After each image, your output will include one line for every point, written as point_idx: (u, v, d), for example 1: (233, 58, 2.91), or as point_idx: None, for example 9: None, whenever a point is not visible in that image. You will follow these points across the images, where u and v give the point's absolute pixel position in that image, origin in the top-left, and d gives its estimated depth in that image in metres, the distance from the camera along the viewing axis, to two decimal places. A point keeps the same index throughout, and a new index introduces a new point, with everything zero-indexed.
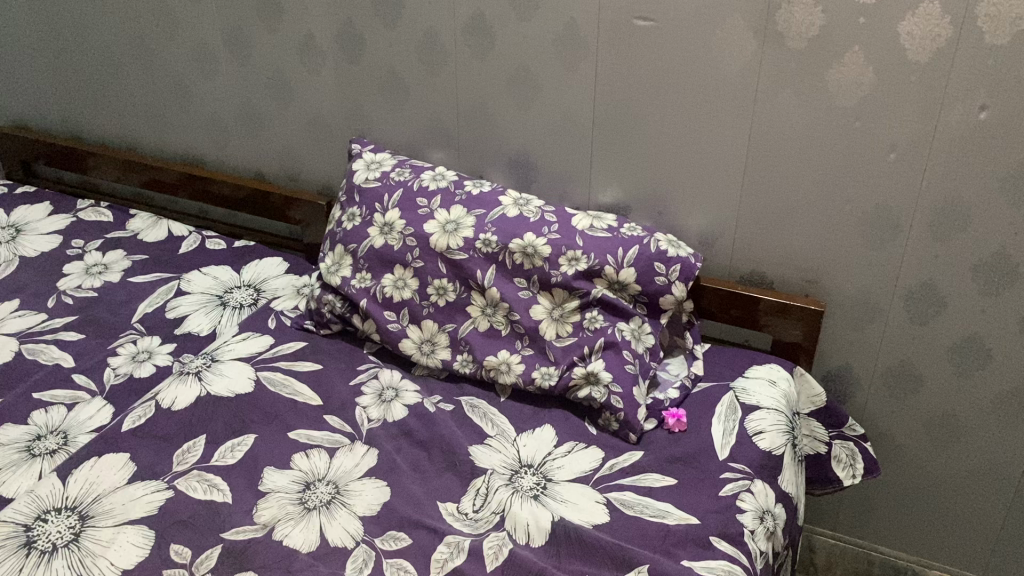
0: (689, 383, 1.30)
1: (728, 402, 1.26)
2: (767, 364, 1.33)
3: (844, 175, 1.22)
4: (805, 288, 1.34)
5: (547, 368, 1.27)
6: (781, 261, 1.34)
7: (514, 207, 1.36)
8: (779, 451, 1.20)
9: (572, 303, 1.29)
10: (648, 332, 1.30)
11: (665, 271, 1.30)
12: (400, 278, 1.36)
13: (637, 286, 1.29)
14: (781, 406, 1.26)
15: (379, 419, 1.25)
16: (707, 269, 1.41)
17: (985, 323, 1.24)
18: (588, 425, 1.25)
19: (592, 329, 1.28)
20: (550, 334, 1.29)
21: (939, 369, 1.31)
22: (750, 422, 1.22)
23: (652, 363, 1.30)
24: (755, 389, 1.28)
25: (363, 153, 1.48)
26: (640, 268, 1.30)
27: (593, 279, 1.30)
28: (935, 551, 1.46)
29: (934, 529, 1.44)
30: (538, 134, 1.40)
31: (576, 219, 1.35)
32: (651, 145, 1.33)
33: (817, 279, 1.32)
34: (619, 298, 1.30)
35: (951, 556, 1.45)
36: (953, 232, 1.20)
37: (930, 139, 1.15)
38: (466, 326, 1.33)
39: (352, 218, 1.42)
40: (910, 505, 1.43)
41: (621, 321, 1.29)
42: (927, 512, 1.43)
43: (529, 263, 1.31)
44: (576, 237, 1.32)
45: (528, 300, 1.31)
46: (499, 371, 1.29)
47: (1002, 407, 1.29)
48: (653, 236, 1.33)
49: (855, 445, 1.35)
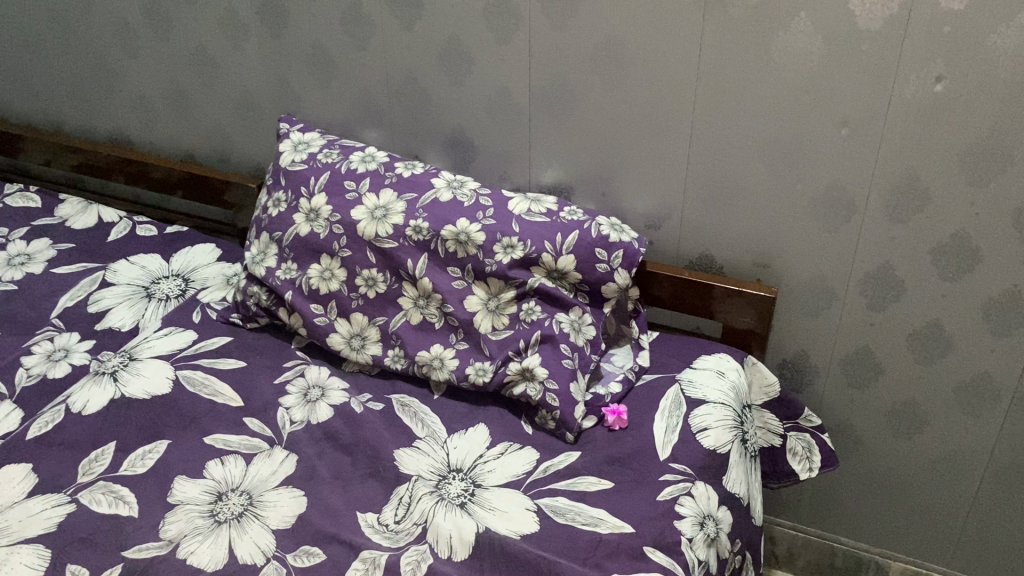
0: (634, 375, 1.22)
1: (673, 396, 1.19)
2: (716, 353, 1.25)
3: (795, 153, 1.14)
4: (756, 273, 1.26)
5: (482, 363, 1.20)
6: (732, 244, 1.25)
7: (447, 191, 1.28)
8: (725, 449, 1.13)
9: (508, 293, 1.21)
10: (589, 322, 1.22)
11: (606, 257, 1.22)
12: (326, 268, 1.28)
13: (577, 275, 1.21)
14: (729, 399, 1.19)
15: (302, 421, 1.18)
16: (655, 253, 1.33)
17: (946, 309, 1.17)
18: (524, 424, 1.17)
19: (528, 321, 1.20)
20: (485, 327, 1.21)
21: (899, 357, 1.23)
22: (695, 418, 1.15)
23: (594, 356, 1.21)
24: (702, 381, 1.20)
25: (290, 132, 1.39)
26: (580, 254, 1.21)
27: (530, 268, 1.22)
28: (898, 543, 1.39)
29: (896, 522, 1.37)
30: (473, 111, 1.31)
31: (512, 202, 1.26)
32: (592, 123, 1.24)
33: (770, 263, 1.24)
34: (558, 287, 1.22)
35: (915, 547, 1.38)
36: (911, 212, 1.12)
37: (884, 114, 1.07)
38: (397, 319, 1.25)
39: (278, 204, 1.34)
40: (871, 496, 1.37)
41: (561, 311, 1.21)
42: (890, 503, 1.36)
43: (462, 251, 1.23)
44: (513, 223, 1.23)
45: (463, 290, 1.23)
46: (432, 368, 1.22)
47: (965, 398, 1.22)
48: (595, 219, 1.25)
49: (812, 437, 1.28)
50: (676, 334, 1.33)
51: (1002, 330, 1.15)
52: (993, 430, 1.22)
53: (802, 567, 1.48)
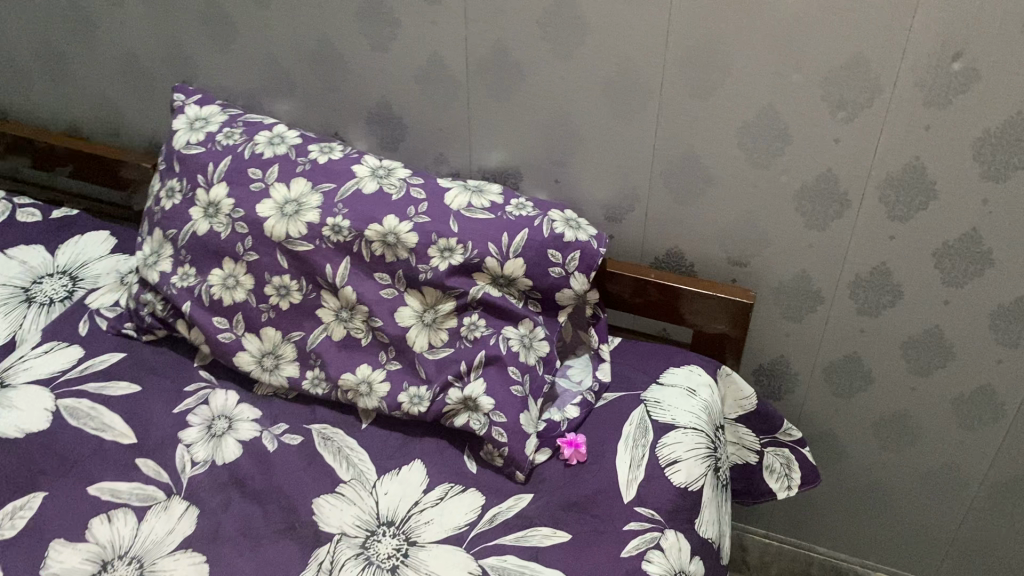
0: (593, 397, 1.06)
1: (637, 421, 1.03)
2: (685, 366, 1.10)
3: (780, 138, 0.96)
4: (731, 272, 1.09)
5: (417, 389, 1.03)
6: (703, 240, 1.08)
7: (371, 180, 1.08)
8: (697, 486, 0.98)
9: (446, 305, 1.04)
10: (541, 337, 1.05)
11: (561, 260, 1.05)
12: (230, 275, 1.08)
13: (527, 281, 1.04)
14: (702, 423, 1.04)
15: (205, 462, 1.01)
16: (614, 247, 1.15)
17: (948, 316, 1.02)
18: (466, 460, 1.01)
19: (471, 338, 1.02)
20: (420, 345, 1.04)
21: (891, 367, 1.08)
22: (663, 448, 1.00)
23: (547, 376, 1.05)
24: (670, 401, 1.05)
25: (185, 106, 1.18)
26: (530, 257, 1.04)
27: (472, 275, 1.04)
28: (880, 554, 1.27)
29: (879, 534, 1.25)
30: (400, 83, 1.10)
31: (449, 194, 1.07)
32: (540, 99, 1.04)
33: (747, 261, 1.07)
34: (505, 296, 1.05)
35: (898, 559, 1.26)
36: (914, 210, 0.96)
37: (888, 95, 0.89)
38: (316, 335, 1.07)
39: (171, 195, 1.13)
40: (853, 507, 1.24)
41: (508, 325, 1.04)
42: (874, 515, 1.23)
43: (391, 255, 1.04)
44: (450, 220, 1.04)
45: (392, 301, 1.05)
46: (358, 394, 1.05)
47: (963, 410, 1.08)
48: (547, 214, 1.07)
49: (792, 452, 1.14)
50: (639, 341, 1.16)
51: (1010, 340, 1.00)
52: (992, 444, 1.09)
53: None
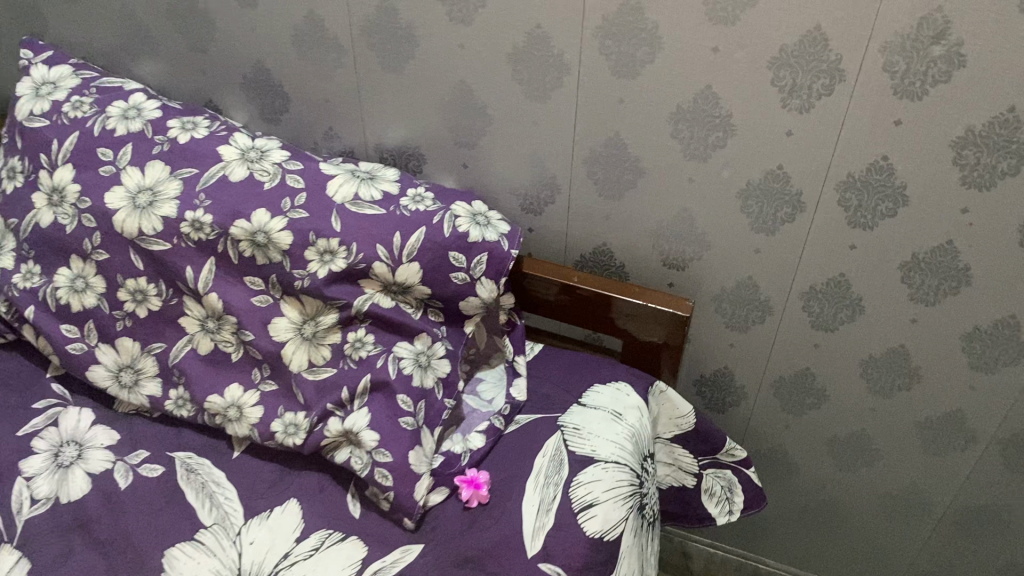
0: (502, 423, 0.91)
1: (551, 453, 0.89)
2: (613, 383, 0.95)
3: (722, 127, 0.78)
4: (667, 276, 0.93)
5: (294, 416, 0.88)
6: (634, 239, 0.91)
7: (241, 165, 0.91)
8: (615, 534, 0.84)
9: (328, 317, 0.88)
10: (441, 355, 0.90)
11: (465, 265, 0.88)
12: (78, 276, 0.92)
13: (424, 289, 0.88)
14: (626, 454, 0.89)
15: (47, 500, 0.86)
16: (533, 241, 0.99)
17: (915, 336, 0.86)
18: (350, 503, 0.87)
19: (355, 359, 0.87)
20: (297, 364, 0.88)
21: (849, 386, 0.93)
22: (577, 488, 0.86)
23: (447, 401, 0.90)
24: (591, 428, 0.90)
25: (31, 66, 0.99)
26: (426, 261, 0.87)
27: (359, 282, 0.88)
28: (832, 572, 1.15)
29: (832, 552, 1.12)
30: (274, 45, 0.92)
31: (333, 183, 0.90)
32: (437, 70, 0.86)
33: (685, 265, 0.91)
34: (398, 306, 0.89)
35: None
36: (879, 216, 0.79)
37: (851, 81, 0.71)
38: (179, 348, 0.91)
39: (12, 176, 0.96)
40: (805, 524, 1.11)
41: (401, 341, 0.89)
42: (827, 534, 1.10)
43: (261, 258, 0.88)
44: (332, 216, 0.87)
45: (265, 310, 0.89)
46: (227, 419, 0.90)
47: (928, 435, 0.94)
48: (449, 208, 0.90)
49: (734, 473, 1.00)
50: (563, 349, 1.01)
51: (986, 365, 0.85)
52: (959, 474, 0.95)
53: None
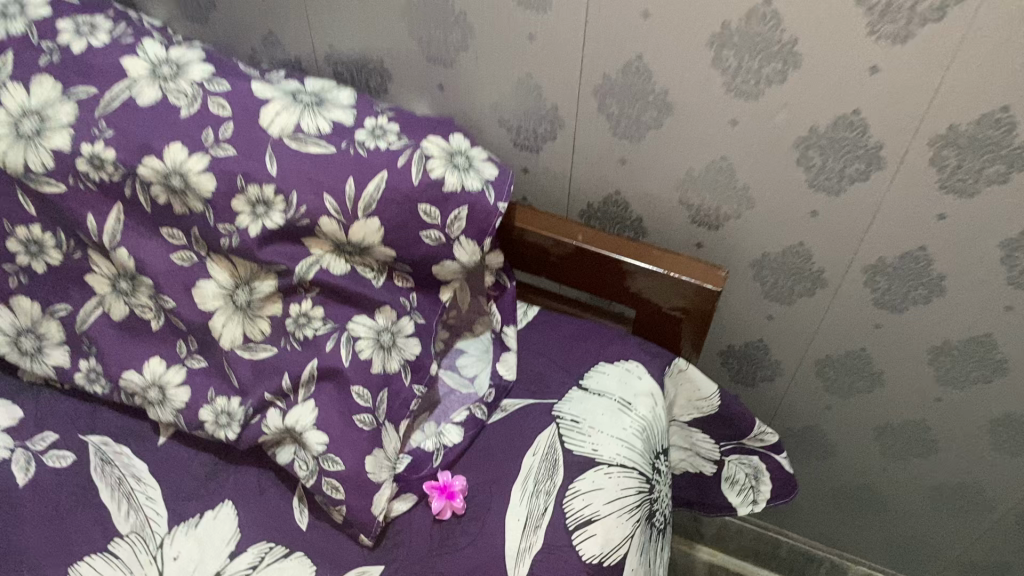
0: (485, 413, 0.75)
1: (544, 452, 0.73)
2: (621, 362, 0.78)
3: (781, 56, 0.57)
4: (694, 235, 0.74)
5: (227, 402, 0.71)
6: (655, 189, 0.72)
7: (151, 84, 0.70)
8: (617, 556, 0.69)
9: (266, 283, 0.70)
10: (411, 333, 0.73)
11: (439, 222, 0.69)
12: None
13: (387, 252, 0.70)
14: (635, 455, 0.73)
15: None
16: (530, 183, 0.79)
17: (1007, 325, 0.68)
18: (297, 512, 0.72)
19: (300, 338, 0.70)
20: (229, 340, 0.70)
21: (911, 372, 0.76)
22: (573, 499, 0.70)
23: (417, 387, 0.74)
24: (593, 422, 0.73)
25: None
26: (389, 217, 0.68)
27: (303, 241, 0.69)
28: (863, 550, 1.03)
29: (865, 532, 1.00)
30: None
31: (268, 111, 0.69)
32: None
33: (719, 224, 0.72)
34: (355, 271, 0.71)
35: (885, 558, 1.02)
36: (984, 182, 0.59)
37: (973, 4, 0.50)
38: (88, 311, 0.74)
39: None
40: (837, 505, 0.97)
41: (359, 315, 0.71)
42: (862, 516, 0.97)
43: (179, 206, 0.69)
44: (266, 156, 0.67)
45: (188, 272, 0.71)
46: (148, 402, 0.74)
47: (1002, 433, 0.77)
48: (419, 146, 0.70)
49: (762, 460, 0.84)
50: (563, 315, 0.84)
51: None
52: None
53: (734, 553, 1.13)
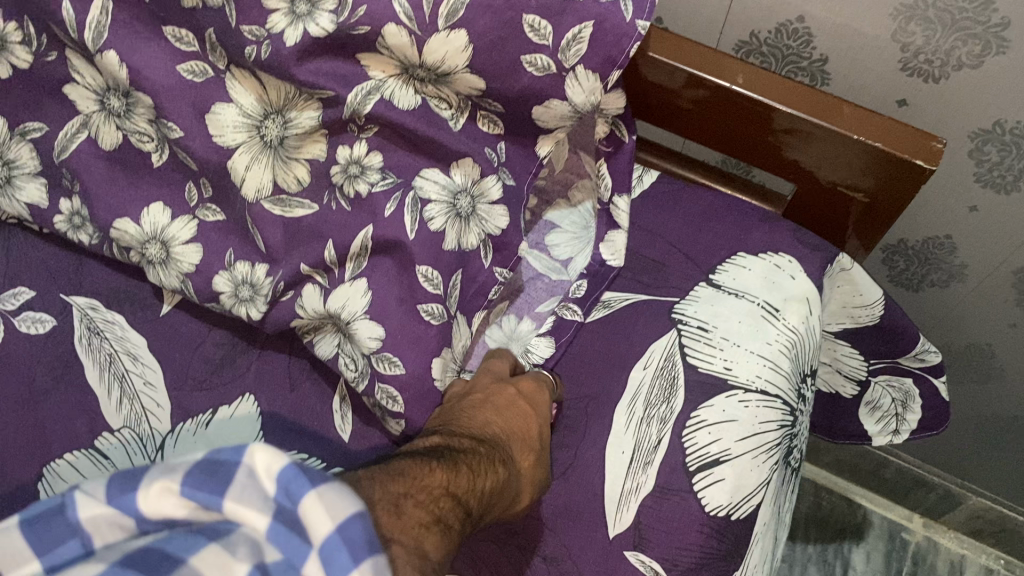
0: (580, 314, 0.58)
1: (657, 367, 0.55)
2: (769, 255, 0.60)
3: None
4: (899, 90, 0.55)
5: (248, 270, 0.53)
6: (856, 21, 0.52)
7: None
8: (749, 508, 0.52)
9: (307, 113, 0.51)
10: (496, 201, 0.55)
11: (551, 43, 0.49)
12: None
13: (475, 82, 0.51)
14: (780, 379, 0.55)
15: None
16: (675, 6, 0.60)
17: None
18: (338, 419, 0.56)
19: (351, 195, 0.52)
20: (250, 190, 0.52)
21: None
22: (696, 433, 0.53)
23: (499, 273, 0.56)
24: (730, 332, 0.56)
25: None
26: (482, 29, 0.48)
27: (359, 58, 0.50)
28: (992, 459, 0.94)
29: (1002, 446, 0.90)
30: None
31: None
32: None
33: (941, 76, 0.52)
34: (429, 106, 0.52)
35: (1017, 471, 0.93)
36: None
37: None
38: (70, 134, 0.56)
39: None
40: (977, 417, 0.87)
41: (427, 167, 0.53)
42: (1007, 430, 0.87)
43: None
44: None
45: (199, 91, 0.51)
46: (147, 261, 0.55)
47: None
48: None
49: (917, 385, 0.66)
50: (692, 185, 0.66)
51: None
52: None
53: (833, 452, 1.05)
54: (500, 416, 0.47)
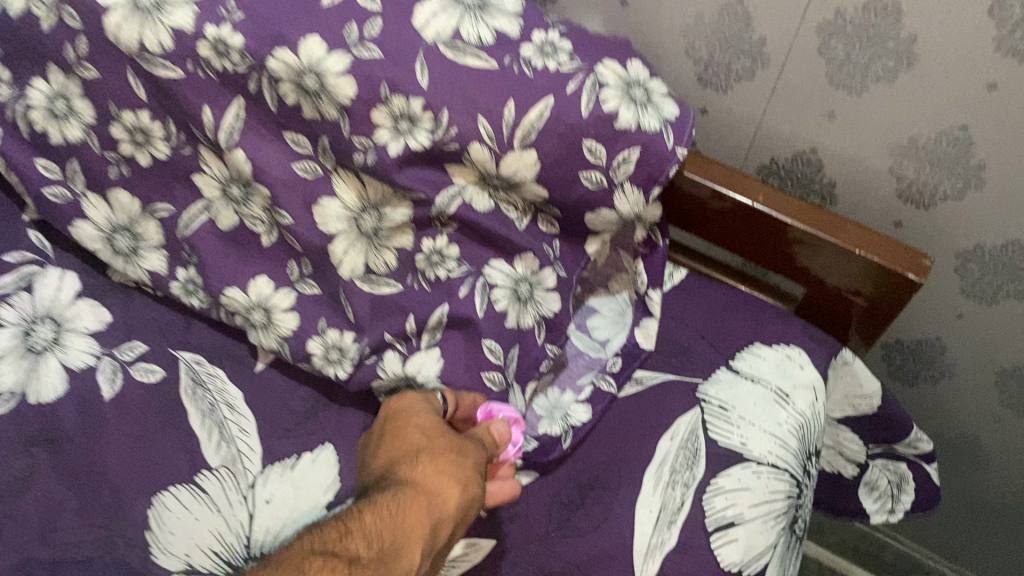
0: (614, 386, 0.67)
1: (683, 439, 0.64)
2: (781, 347, 0.69)
3: None
4: (895, 212, 0.65)
5: (339, 337, 0.63)
6: (860, 155, 0.63)
7: None
8: (760, 566, 0.60)
9: (397, 210, 0.62)
10: (550, 288, 0.65)
11: (604, 163, 0.59)
12: (57, 94, 0.66)
13: (539, 191, 0.61)
14: (787, 455, 0.64)
15: (8, 396, 0.64)
16: (708, 132, 0.71)
17: None
18: None
19: (431, 280, 0.63)
20: (347, 269, 0.62)
21: None
22: (715, 498, 0.61)
23: (551, 350, 0.66)
24: (746, 412, 0.65)
25: None
26: (549, 150, 0.58)
27: (445, 168, 0.61)
28: (982, 549, 1.01)
29: (992, 537, 0.98)
30: None
31: (423, 9, 0.58)
32: None
33: (930, 203, 0.63)
34: (500, 208, 0.63)
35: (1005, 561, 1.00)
36: None
37: None
38: (193, 215, 0.66)
39: None
40: (968, 508, 0.95)
41: (496, 257, 0.64)
42: (994, 521, 0.94)
43: (310, 110, 0.59)
44: (417, 64, 0.57)
45: (310, 186, 0.61)
46: (250, 324, 0.65)
47: None
48: (593, 70, 0.58)
49: (911, 469, 0.74)
50: (716, 283, 0.76)
51: None
52: None
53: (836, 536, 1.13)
54: (390, 462, 0.51)
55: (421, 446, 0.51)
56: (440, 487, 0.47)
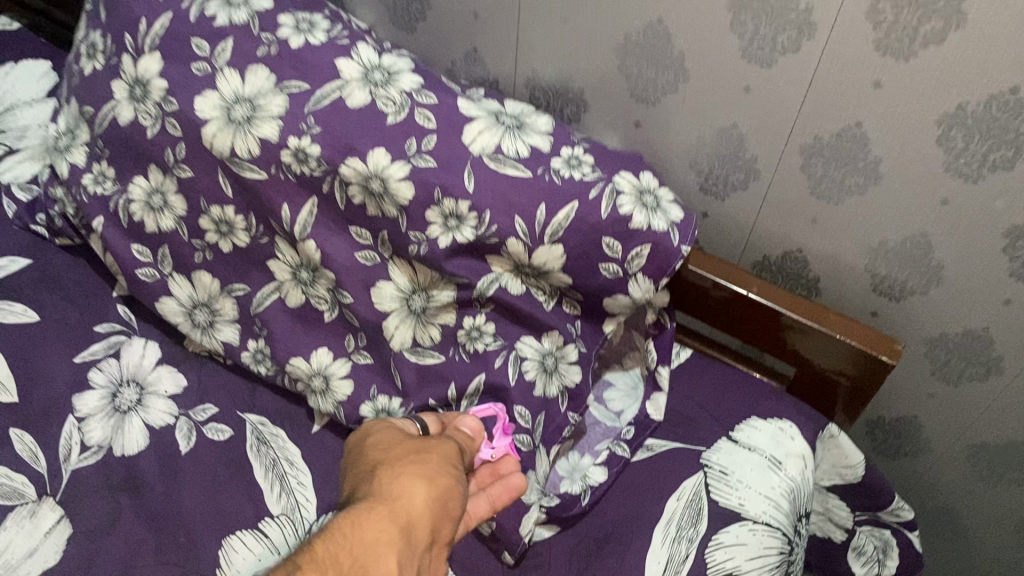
0: (627, 451, 0.75)
1: (688, 499, 0.72)
2: (775, 421, 0.78)
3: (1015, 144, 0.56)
4: (872, 303, 0.75)
5: (389, 401, 0.73)
6: (839, 253, 0.74)
7: (362, 88, 0.71)
8: None
9: (442, 293, 0.72)
10: (573, 362, 0.74)
11: (620, 256, 0.69)
12: (156, 189, 0.78)
13: (564, 279, 0.71)
14: (779, 515, 0.71)
15: (98, 449, 0.74)
16: (710, 232, 0.82)
17: None
18: None
19: (470, 353, 0.73)
20: (398, 342, 0.73)
21: None
22: (716, 550, 0.68)
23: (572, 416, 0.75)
24: (743, 476, 0.73)
25: None
26: (573, 245, 0.69)
27: (485, 257, 0.72)
28: None
29: None
30: None
31: (470, 129, 0.70)
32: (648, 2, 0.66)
33: (898, 296, 0.73)
34: (530, 292, 0.73)
35: None
36: None
37: None
38: (265, 294, 0.77)
39: (92, 57, 0.79)
40: None
41: (527, 334, 0.74)
42: None
43: (373, 209, 0.71)
44: (465, 172, 0.68)
45: (369, 271, 0.73)
46: (311, 390, 0.76)
47: None
48: (612, 181, 0.70)
49: (893, 535, 0.82)
50: (717, 363, 0.86)
51: None
52: None
53: None
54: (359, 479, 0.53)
55: (383, 462, 0.53)
56: (403, 487, 0.49)
